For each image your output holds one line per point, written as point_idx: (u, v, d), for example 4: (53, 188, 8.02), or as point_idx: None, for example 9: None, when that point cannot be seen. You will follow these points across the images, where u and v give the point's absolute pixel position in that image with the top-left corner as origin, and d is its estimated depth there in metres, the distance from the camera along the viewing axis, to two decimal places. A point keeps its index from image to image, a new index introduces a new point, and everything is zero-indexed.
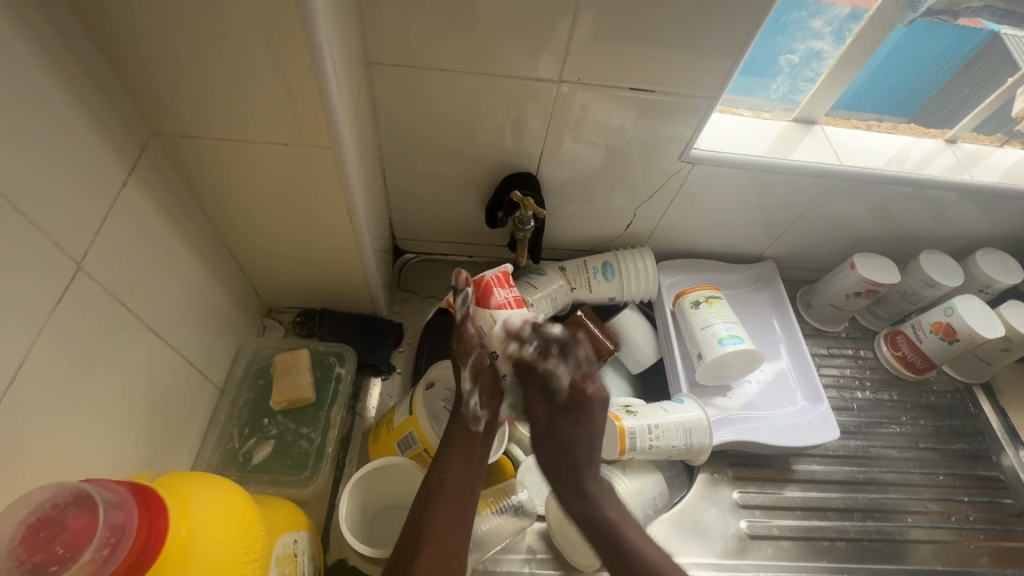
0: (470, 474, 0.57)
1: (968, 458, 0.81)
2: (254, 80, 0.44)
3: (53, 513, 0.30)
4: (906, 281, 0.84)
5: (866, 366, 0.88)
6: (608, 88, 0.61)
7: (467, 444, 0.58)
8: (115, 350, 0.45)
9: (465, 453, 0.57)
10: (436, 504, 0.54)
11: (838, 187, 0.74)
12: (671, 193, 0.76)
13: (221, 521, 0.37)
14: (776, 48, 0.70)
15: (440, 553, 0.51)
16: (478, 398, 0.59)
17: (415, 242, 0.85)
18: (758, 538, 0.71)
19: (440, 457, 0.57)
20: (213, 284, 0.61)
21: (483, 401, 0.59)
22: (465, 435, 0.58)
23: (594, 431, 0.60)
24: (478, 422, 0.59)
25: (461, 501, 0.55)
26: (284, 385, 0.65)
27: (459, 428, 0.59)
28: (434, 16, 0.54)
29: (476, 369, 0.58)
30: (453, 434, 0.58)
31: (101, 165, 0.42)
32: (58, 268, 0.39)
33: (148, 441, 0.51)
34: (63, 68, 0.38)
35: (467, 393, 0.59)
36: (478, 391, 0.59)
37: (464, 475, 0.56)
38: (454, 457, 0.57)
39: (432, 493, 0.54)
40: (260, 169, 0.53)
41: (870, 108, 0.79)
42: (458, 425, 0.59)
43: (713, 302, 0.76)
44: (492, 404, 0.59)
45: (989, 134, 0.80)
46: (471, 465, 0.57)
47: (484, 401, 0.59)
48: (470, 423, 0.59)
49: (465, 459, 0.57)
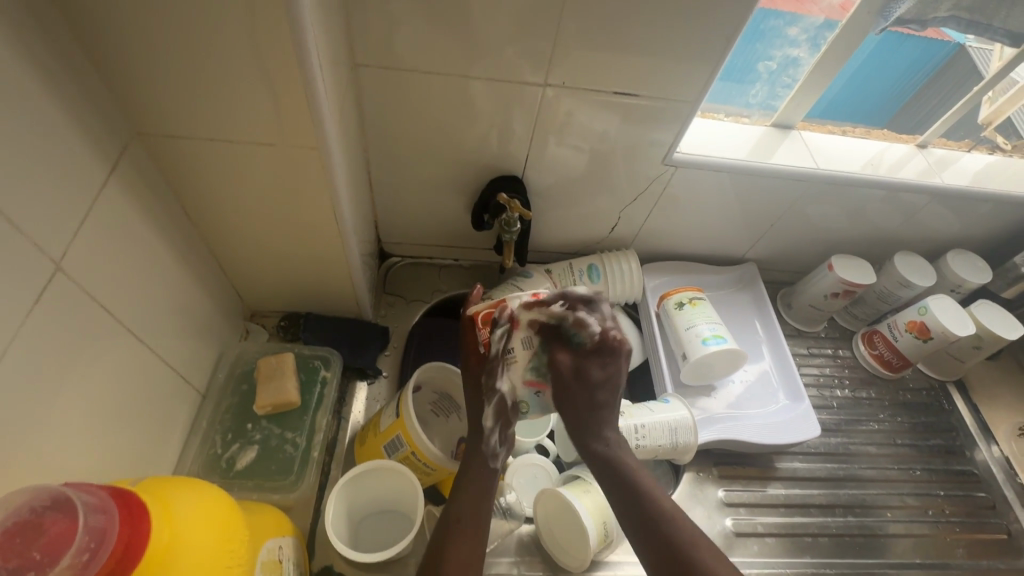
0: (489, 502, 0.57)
1: (942, 453, 0.84)
2: (239, 80, 0.44)
3: (31, 517, 0.29)
4: (882, 281, 0.86)
5: (844, 365, 0.90)
6: (592, 92, 0.62)
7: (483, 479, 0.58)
8: (93, 353, 0.44)
9: (480, 488, 0.57)
10: (454, 538, 0.53)
11: (815, 190, 0.76)
12: (654, 196, 0.77)
13: (204, 524, 0.36)
14: (755, 55, 0.73)
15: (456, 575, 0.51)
16: (497, 433, 0.59)
17: (401, 246, 0.85)
18: (743, 535, 0.71)
19: (456, 492, 0.57)
20: (195, 287, 0.60)
21: (503, 435, 0.59)
22: (480, 470, 0.58)
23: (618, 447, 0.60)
24: (497, 456, 0.59)
25: (482, 527, 0.55)
26: (268, 389, 0.64)
27: (475, 460, 0.58)
28: (420, 21, 0.54)
29: (500, 405, 0.58)
30: (470, 468, 0.58)
31: (82, 164, 0.41)
32: (36, 267, 0.38)
33: (128, 448, 0.50)
34: (43, 67, 0.37)
35: (489, 430, 0.59)
36: (499, 426, 0.58)
37: (484, 503, 0.57)
38: (470, 491, 0.57)
39: (454, 524, 0.54)
40: (245, 171, 0.52)
41: (843, 116, 0.82)
42: (472, 460, 0.59)
43: (697, 303, 0.78)
44: (508, 438, 0.60)
45: (958, 140, 0.83)
46: (489, 496, 0.57)
47: (503, 435, 0.59)
48: (489, 459, 0.59)
49: (478, 496, 0.57)
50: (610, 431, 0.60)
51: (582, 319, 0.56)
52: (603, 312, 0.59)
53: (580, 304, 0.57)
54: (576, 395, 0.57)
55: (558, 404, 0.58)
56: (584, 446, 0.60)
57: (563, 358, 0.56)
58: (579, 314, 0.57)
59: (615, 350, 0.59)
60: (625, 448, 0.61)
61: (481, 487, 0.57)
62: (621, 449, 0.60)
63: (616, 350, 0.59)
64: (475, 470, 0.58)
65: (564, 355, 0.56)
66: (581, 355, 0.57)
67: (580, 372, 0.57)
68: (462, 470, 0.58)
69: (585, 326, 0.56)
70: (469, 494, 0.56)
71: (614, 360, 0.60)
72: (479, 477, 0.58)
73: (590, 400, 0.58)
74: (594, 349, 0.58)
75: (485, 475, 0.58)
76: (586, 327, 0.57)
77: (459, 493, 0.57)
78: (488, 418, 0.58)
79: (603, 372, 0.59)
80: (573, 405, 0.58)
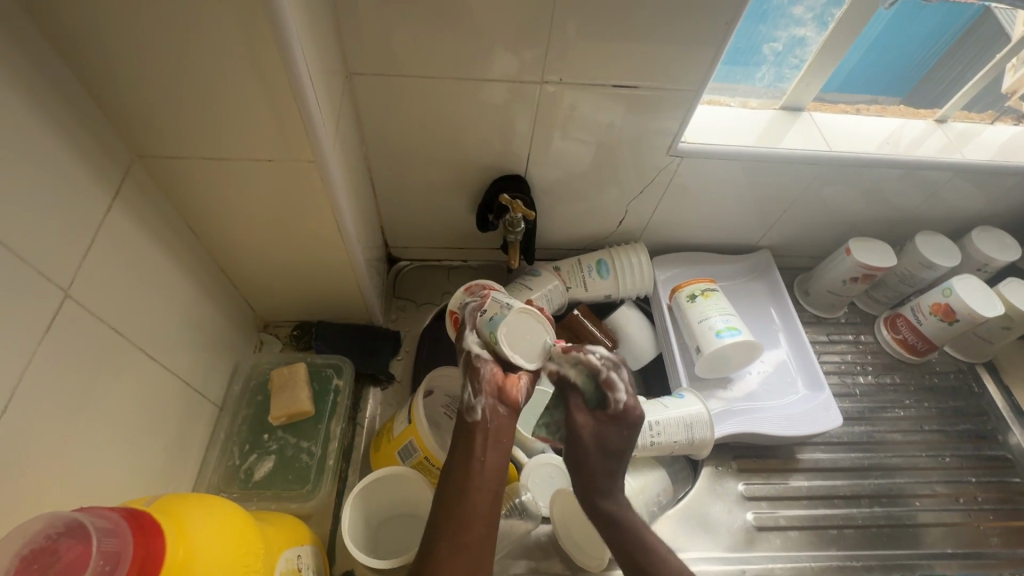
0: (484, 459, 0.53)
1: (973, 438, 0.81)
2: (231, 98, 0.44)
3: (46, 543, 0.30)
4: (903, 264, 0.83)
5: (867, 351, 0.87)
6: (590, 86, 0.61)
7: (470, 437, 0.54)
8: (110, 374, 0.46)
9: (466, 449, 0.54)
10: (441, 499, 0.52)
11: (829, 173, 0.74)
12: (662, 187, 0.76)
13: (219, 540, 0.37)
14: (759, 37, 0.70)
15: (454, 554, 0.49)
16: (470, 387, 0.55)
17: (409, 250, 0.85)
18: (765, 529, 0.70)
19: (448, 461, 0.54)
20: (205, 302, 0.61)
21: (476, 387, 0.54)
22: (465, 428, 0.55)
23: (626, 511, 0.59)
24: (473, 410, 0.54)
25: (483, 489, 0.52)
26: (281, 400, 0.65)
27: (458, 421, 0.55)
28: (413, 24, 0.54)
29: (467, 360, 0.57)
30: (458, 431, 0.55)
31: (85, 192, 0.42)
32: (46, 295, 0.39)
33: (148, 464, 0.52)
34: (41, 99, 0.38)
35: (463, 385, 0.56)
36: (469, 379, 0.55)
37: (482, 460, 0.53)
38: (460, 452, 0.54)
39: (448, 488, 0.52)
40: (245, 186, 0.52)
41: (859, 91, 0.80)
42: (458, 422, 0.56)
43: (709, 295, 0.76)
44: (486, 388, 0.54)
45: (979, 112, 0.80)
46: (482, 453, 0.54)
47: (476, 387, 0.54)
48: (468, 415, 0.55)
49: (466, 459, 0.53)
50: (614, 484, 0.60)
51: (612, 382, 0.58)
52: (630, 378, 0.60)
53: (614, 363, 0.58)
54: (584, 450, 0.59)
55: (569, 466, 0.61)
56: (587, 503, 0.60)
57: (581, 417, 0.60)
58: (612, 375, 0.58)
59: (633, 423, 0.59)
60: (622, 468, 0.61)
61: (470, 446, 0.54)
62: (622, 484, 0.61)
63: (632, 423, 0.59)
64: (461, 428, 0.55)
65: (583, 416, 0.59)
66: (599, 416, 0.59)
67: (596, 433, 0.59)
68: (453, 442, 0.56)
69: (613, 388, 0.58)
70: (459, 457, 0.54)
71: (630, 436, 0.59)
72: (466, 434, 0.54)
73: (602, 460, 0.59)
74: (614, 417, 0.59)
75: (471, 432, 0.54)
76: (614, 390, 0.58)
77: (449, 459, 0.54)
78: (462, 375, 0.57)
79: (618, 441, 0.59)
80: (580, 460, 0.59)
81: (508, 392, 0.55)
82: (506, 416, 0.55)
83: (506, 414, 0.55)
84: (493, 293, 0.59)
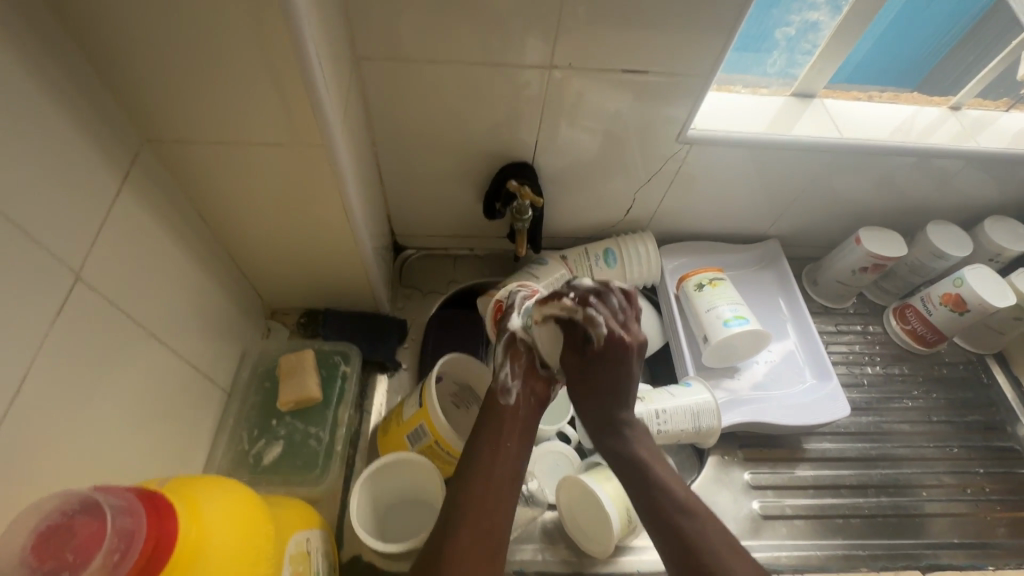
0: (508, 444, 0.56)
1: (981, 429, 0.80)
2: (240, 82, 0.44)
3: (61, 521, 0.30)
4: (913, 254, 0.82)
5: (875, 341, 0.87)
6: (599, 73, 0.61)
7: (500, 419, 0.58)
8: (122, 358, 0.46)
9: (494, 431, 0.57)
10: (465, 481, 0.53)
11: (840, 161, 0.73)
12: (670, 175, 0.75)
13: (231, 522, 0.37)
14: (771, 22, 0.69)
15: (475, 535, 0.50)
16: (508, 368, 0.60)
17: (415, 239, 0.85)
18: (771, 518, 0.70)
19: (474, 440, 0.56)
20: (214, 288, 0.61)
21: (513, 367, 0.60)
22: (495, 410, 0.59)
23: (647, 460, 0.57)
24: (508, 394, 0.59)
25: (504, 475, 0.54)
26: (290, 386, 0.65)
27: (489, 401, 0.59)
28: (420, 9, 0.53)
29: (507, 340, 0.62)
30: (489, 412, 0.58)
31: (96, 176, 0.42)
32: (57, 278, 0.39)
33: (158, 447, 0.52)
34: (50, 82, 0.38)
35: (500, 363, 0.61)
36: (508, 360, 0.61)
37: (506, 443, 0.56)
38: (488, 432, 0.57)
39: (472, 468, 0.54)
40: (253, 172, 0.52)
41: (870, 79, 0.78)
42: (488, 402, 0.59)
43: (717, 284, 0.76)
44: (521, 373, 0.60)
45: (994, 99, 0.78)
46: (509, 437, 0.57)
47: (514, 369, 0.60)
48: (501, 395, 0.59)
49: (494, 441, 0.56)
50: (623, 420, 0.60)
51: (592, 317, 0.57)
52: (617, 305, 0.59)
53: (591, 298, 0.58)
54: (589, 381, 0.59)
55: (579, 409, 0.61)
56: (603, 441, 0.60)
57: (570, 359, 0.60)
58: (588, 311, 0.57)
59: (624, 353, 0.59)
60: (642, 439, 0.59)
61: (498, 429, 0.57)
62: (638, 445, 0.59)
63: (624, 352, 0.59)
64: (492, 410, 0.59)
65: (571, 355, 0.60)
66: (587, 356, 0.59)
67: (589, 370, 0.59)
68: (481, 419, 0.58)
69: (594, 324, 0.57)
70: (487, 436, 0.56)
71: (623, 365, 0.59)
72: (496, 416, 0.58)
73: (608, 386, 0.59)
74: (602, 354, 0.58)
75: (501, 414, 0.58)
76: (596, 325, 0.57)
77: (476, 439, 0.56)
78: (499, 354, 0.62)
79: (611, 376, 0.59)
80: (584, 392, 0.60)
81: (538, 387, 0.61)
82: (531, 406, 0.60)
83: (534, 405, 0.60)
84: (541, 294, 0.67)
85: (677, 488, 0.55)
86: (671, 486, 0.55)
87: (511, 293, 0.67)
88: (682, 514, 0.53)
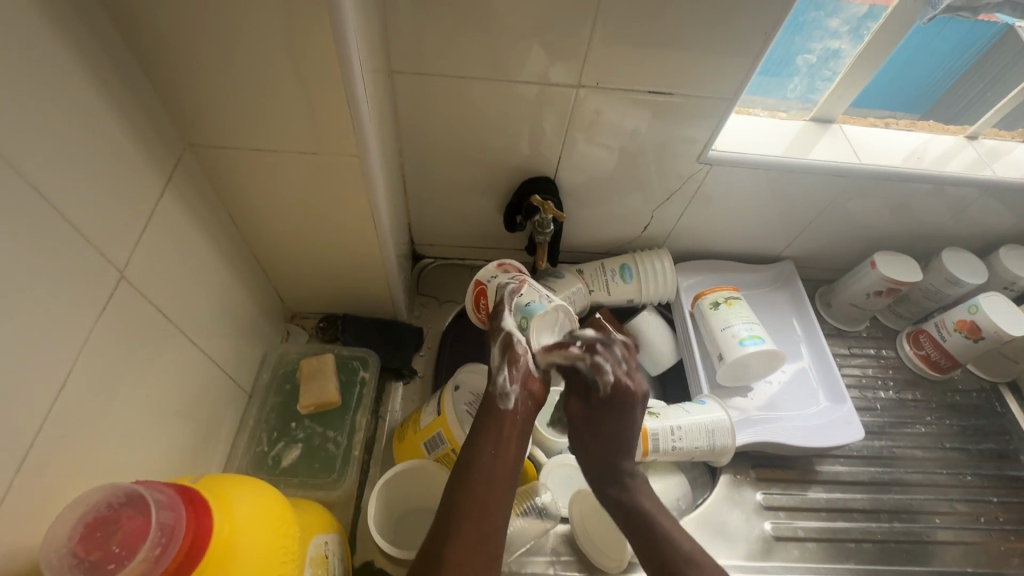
0: (508, 449, 0.56)
1: (995, 457, 0.80)
2: (281, 93, 0.45)
3: (108, 512, 0.31)
4: (928, 279, 0.83)
5: (888, 366, 0.87)
6: (623, 93, 0.62)
7: (498, 421, 0.56)
8: (155, 356, 0.47)
9: (495, 432, 0.56)
10: (465, 485, 0.53)
11: (858, 185, 0.74)
12: (689, 194, 0.76)
13: (262, 524, 0.38)
14: (794, 48, 0.70)
15: (475, 541, 0.50)
16: (505, 372, 0.57)
17: (433, 248, 0.86)
18: (783, 539, 0.70)
19: (472, 442, 0.55)
20: (241, 290, 0.62)
21: (512, 373, 0.57)
22: (493, 413, 0.57)
23: (635, 490, 0.61)
24: (507, 398, 0.57)
25: (502, 482, 0.54)
26: (310, 389, 0.66)
27: (488, 404, 0.57)
28: (453, 26, 0.55)
29: (504, 343, 0.59)
30: (484, 412, 0.57)
31: (141, 177, 0.44)
32: (104, 276, 0.40)
33: (182, 445, 0.53)
34: (108, 89, 0.40)
35: (497, 366, 0.58)
36: (506, 364, 0.58)
37: (505, 449, 0.55)
38: (488, 436, 0.55)
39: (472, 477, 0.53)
40: (286, 178, 0.54)
41: (884, 105, 0.79)
42: (487, 405, 0.57)
43: (733, 303, 0.76)
44: (520, 377, 0.58)
45: (1008, 129, 0.79)
46: (509, 444, 0.56)
47: (512, 373, 0.57)
48: (500, 399, 0.57)
49: (495, 441, 0.55)
50: (625, 471, 0.62)
51: (599, 366, 0.61)
52: (620, 355, 0.63)
53: (597, 346, 0.62)
54: (586, 437, 0.64)
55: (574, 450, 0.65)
56: (601, 490, 0.63)
57: (574, 404, 0.65)
58: (595, 357, 0.62)
59: (628, 402, 0.62)
60: (641, 488, 0.62)
61: (497, 435, 0.55)
62: (641, 497, 0.61)
63: (629, 402, 0.62)
64: (491, 413, 0.57)
65: (576, 402, 0.65)
66: (593, 402, 0.64)
67: (592, 417, 0.64)
68: (477, 420, 0.57)
69: (601, 371, 0.62)
70: (488, 440, 0.55)
71: (629, 414, 0.62)
72: (495, 419, 0.56)
73: (613, 442, 0.63)
74: (607, 401, 0.62)
75: (499, 420, 0.56)
76: (602, 372, 0.62)
77: (474, 441, 0.55)
78: (495, 355, 0.59)
79: (615, 426, 0.62)
80: (585, 437, 0.64)
81: (534, 387, 0.59)
82: (530, 406, 0.59)
83: (531, 407, 0.59)
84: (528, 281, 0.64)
85: (683, 540, 0.57)
86: (675, 537, 0.57)
87: (502, 287, 0.63)
88: (687, 562, 0.55)
